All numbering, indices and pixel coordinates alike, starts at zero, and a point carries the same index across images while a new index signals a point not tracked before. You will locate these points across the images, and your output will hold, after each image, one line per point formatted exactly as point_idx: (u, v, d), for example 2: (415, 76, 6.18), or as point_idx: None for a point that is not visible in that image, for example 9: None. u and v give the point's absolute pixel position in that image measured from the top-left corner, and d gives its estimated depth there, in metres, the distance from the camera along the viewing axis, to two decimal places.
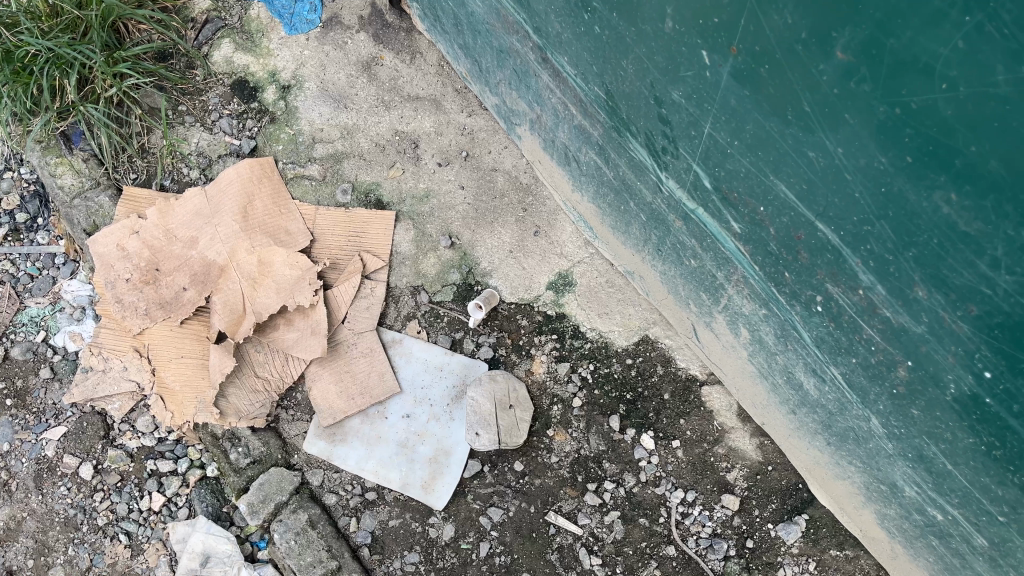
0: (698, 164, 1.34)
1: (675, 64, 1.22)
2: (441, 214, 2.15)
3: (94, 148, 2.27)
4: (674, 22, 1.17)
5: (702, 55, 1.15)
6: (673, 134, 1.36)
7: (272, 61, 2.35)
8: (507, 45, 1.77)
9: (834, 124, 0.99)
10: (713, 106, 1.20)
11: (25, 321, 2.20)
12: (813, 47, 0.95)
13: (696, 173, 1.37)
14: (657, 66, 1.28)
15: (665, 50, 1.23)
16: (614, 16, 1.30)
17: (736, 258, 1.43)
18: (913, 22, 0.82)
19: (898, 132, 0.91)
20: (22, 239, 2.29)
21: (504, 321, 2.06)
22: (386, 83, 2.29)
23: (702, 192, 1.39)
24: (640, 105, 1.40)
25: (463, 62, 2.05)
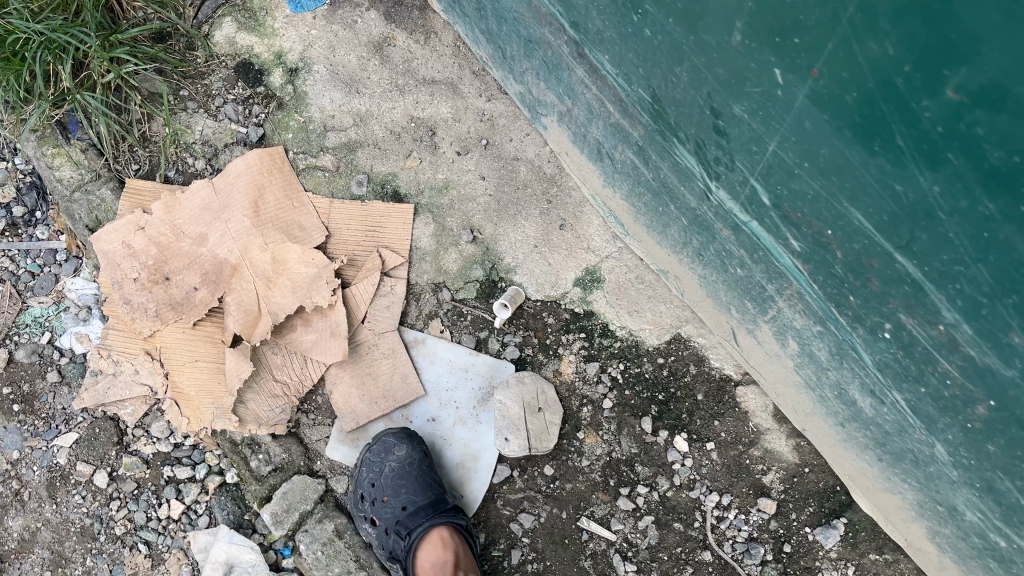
0: (756, 181, 1.26)
1: (739, 79, 1.13)
2: (462, 207, 2.06)
3: (92, 138, 2.16)
4: (742, 37, 1.07)
5: (775, 74, 1.06)
6: (730, 146, 1.27)
7: (278, 42, 2.22)
8: (536, 36, 1.66)
9: (933, 163, 0.91)
10: (781, 125, 1.11)
11: (29, 321, 2.11)
12: (917, 84, 0.86)
13: (754, 187, 1.28)
14: (717, 77, 1.18)
15: (728, 62, 1.13)
16: (668, 21, 1.20)
17: (792, 275, 1.35)
18: None
19: (1014, 180, 0.83)
20: (21, 235, 2.19)
21: (530, 319, 1.99)
22: (399, 66, 2.17)
23: (758, 207, 1.31)
24: (693, 113, 1.31)
25: (484, 47, 1.94)
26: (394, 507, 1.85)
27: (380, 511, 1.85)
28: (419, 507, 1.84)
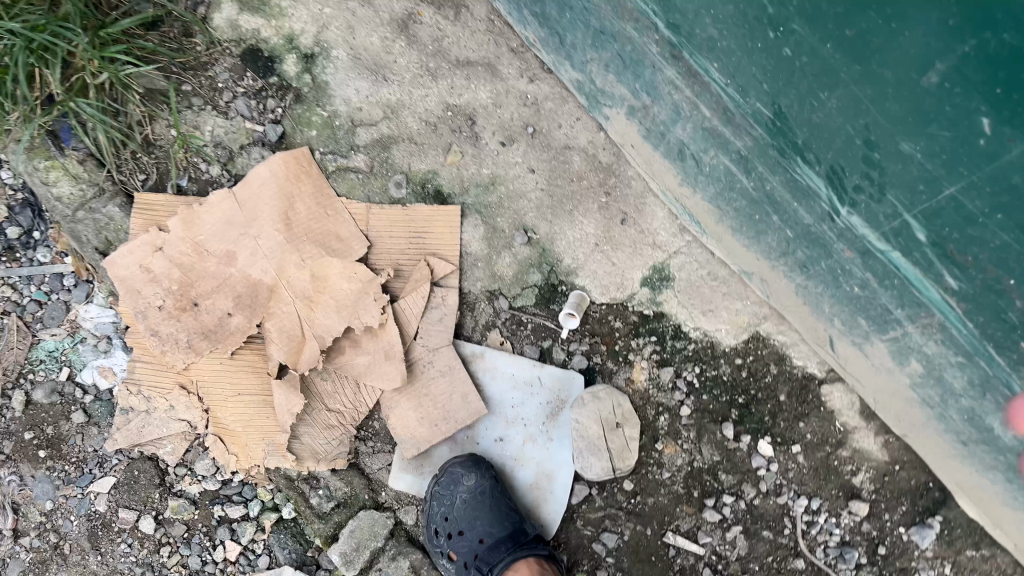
0: (912, 217, 1.12)
1: (924, 120, 0.98)
2: (513, 204, 1.89)
3: (90, 147, 1.90)
4: (944, 79, 0.92)
5: (983, 123, 0.91)
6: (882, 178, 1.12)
7: (287, 23, 1.97)
8: (613, 29, 1.47)
9: None
10: (972, 172, 0.97)
11: (43, 357, 1.92)
12: None
13: (906, 223, 1.15)
14: (886, 112, 1.02)
15: (911, 102, 0.98)
16: (825, 45, 1.04)
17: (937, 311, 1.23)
18: None
19: None
20: (19, 259, 1.96)
21: (596, 325, 1.86)
22: (429, 46, 1.96)
23: (908, 240, 1.17)
24: (835, 139, 1.15)
25: (534, 30, 1.74)
26: (470, 540, 1.76)
27: (456, 546, 1.76)
28: (497, 538, 1.75)
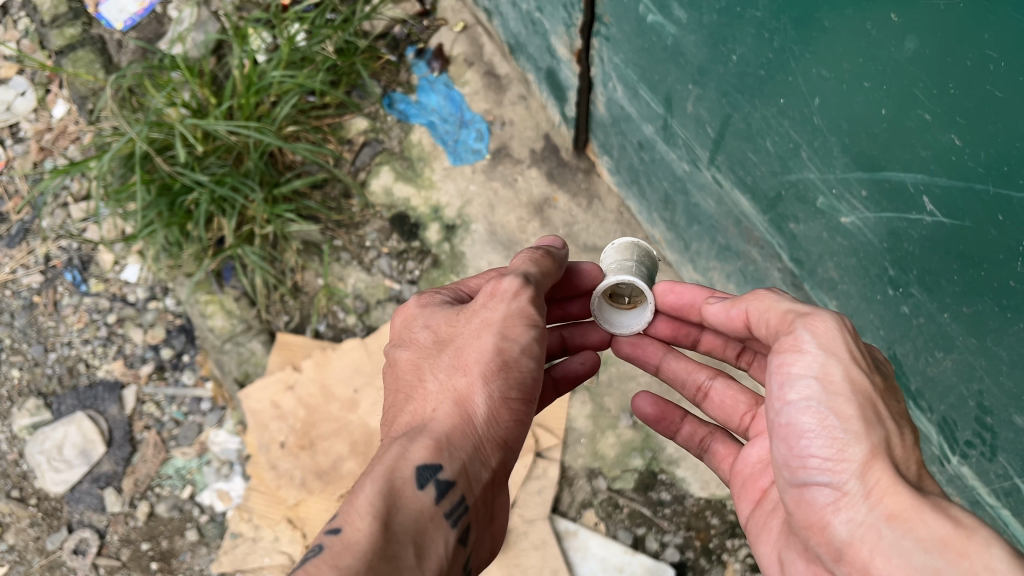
0: (1012, 375, 1.04)
1: (969, 367, 1.11)
2: (622, 386, 1.96)
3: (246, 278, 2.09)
4: (939, 308, 1.10)
5: (946, 314, 1.09)
6: (980, 299, 1.02)
7: (434, 195, 2.18)
8: (738, 248, 1.56)
9: (984, 328, 1.04)
10: (989, 382, 1.09)
11: (170, 473, 2.06)
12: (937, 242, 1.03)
13: (986, 388, 1.10)
14: (968, 346, 1.09)
15: (952, 349, 1.12)
16: (842, 87, 1.02)
17: (937, 442, 1.29)
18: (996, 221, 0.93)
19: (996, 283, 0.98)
20: (167, 379, 2.15)
21: (692, 518, 1.83)
22: (560, 229, 2.09)
23: (930, 398, 1.23)
24: (930, 254, 1.05)
25: (662, 230, 1.84)
26: None
27: None
28: None
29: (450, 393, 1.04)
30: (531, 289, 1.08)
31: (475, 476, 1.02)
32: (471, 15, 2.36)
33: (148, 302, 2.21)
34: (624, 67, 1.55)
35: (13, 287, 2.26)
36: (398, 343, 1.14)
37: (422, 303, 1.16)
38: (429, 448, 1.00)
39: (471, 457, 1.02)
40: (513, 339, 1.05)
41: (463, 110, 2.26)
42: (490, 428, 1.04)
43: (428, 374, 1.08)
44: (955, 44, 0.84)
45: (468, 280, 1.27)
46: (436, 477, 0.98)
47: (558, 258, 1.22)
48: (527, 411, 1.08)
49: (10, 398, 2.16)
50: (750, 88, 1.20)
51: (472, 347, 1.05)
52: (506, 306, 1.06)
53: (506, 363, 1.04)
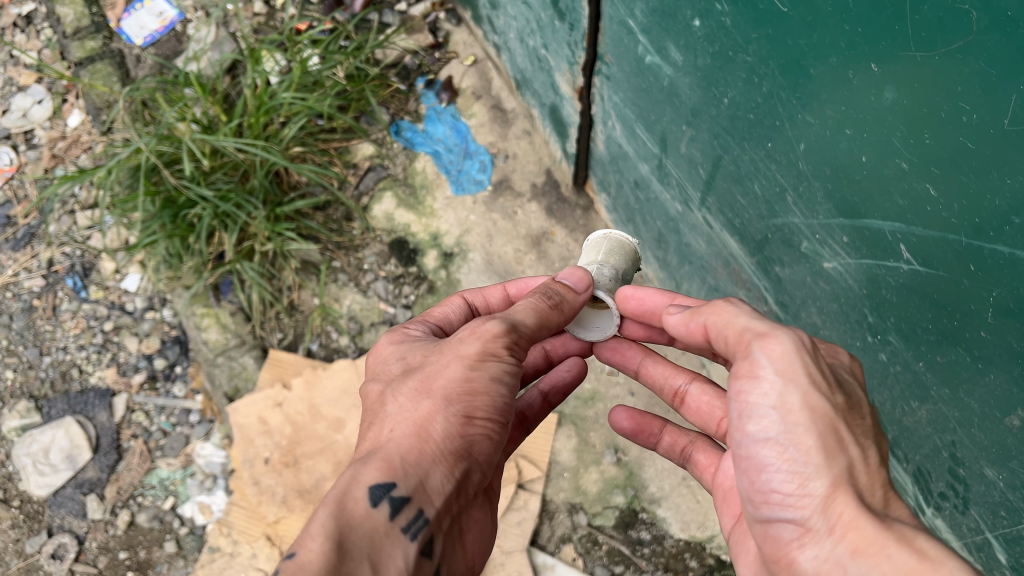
0: (983, 427, 1.05)
1: (942, 417, 1.12)
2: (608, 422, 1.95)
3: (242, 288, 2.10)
4: (914, 356, 1.11)
5: (920, 363, 1.11)
6: (953, 349, 1.03)
7: (434, 222, 2.21)
8: (726, 290, 1.57)
9: (955, 378, 1.05)
10: (961, 433, 1.10)
11: (154, 483, 2.06)
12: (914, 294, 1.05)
13: (958, 439, 1.11)
14: (940, 395, 1.10)
15: (926, 398, 1.13)
16: (826, 133, 1.05)
17: (912, 493, 1.29)
18: (968, 272, 0.94)
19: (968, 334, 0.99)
20: (158, 389, 2.17)
21: (670, 558, 1.80)
22: (556, 263, 2.11)
23: (906, 448, 1.24)
24: (907, 302, 1.07)
25: (654, 269, 1.87)
26: None
27: None
28: None
29: (411, 415, 1.02)
30: (509, 323, 1.06)
31: (436, 492, 0.99)
32: (481, 50, 2.41)
33: (145, 311, 2.24)
34: (623, 105, 1.58)
35: (14, 289, 2.29)
36: (371, 377, 1.13)
37: (397, 339, 1.16)
38: (386, 466, 0.98)
39: (432, 475, 0.99)
40: (481, 366, 1.03)
41: (468, 141, 2.30)
42: (451, 447, 1.01)
43: (392, 399, 1.06)
44: (930, 96, 0.86)
45: (432, 311, 1.27)
46: (391, 494, 0.96)
47: (569, 311, 1.15)
48: (496, 434, 1.06)
49: (2, 399, 2.17)
50: (740, 131, 1.23)
51: (440, 373, 1.04)
52: (479, 338, 1.04)
53: (473, 389, 1.02)
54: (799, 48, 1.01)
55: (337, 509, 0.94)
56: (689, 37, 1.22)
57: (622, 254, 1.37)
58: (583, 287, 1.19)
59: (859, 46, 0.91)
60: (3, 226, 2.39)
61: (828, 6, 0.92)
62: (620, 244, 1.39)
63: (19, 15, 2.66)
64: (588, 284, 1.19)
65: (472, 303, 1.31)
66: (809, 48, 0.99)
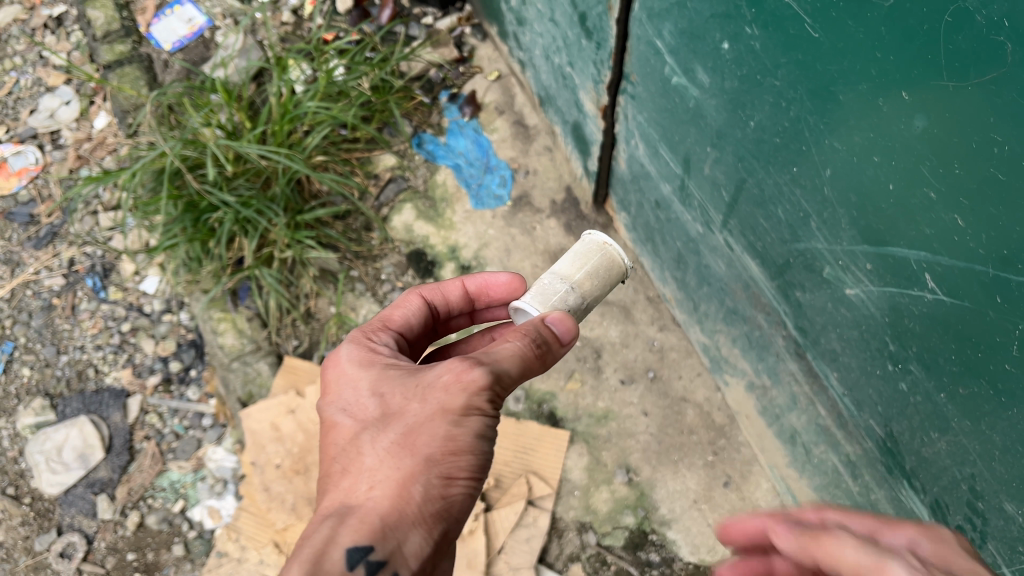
0: (1004, 460, 1.04)
1: (962, 448, 1.11)
2: (620, 441, 1.94)
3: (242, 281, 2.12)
4: (935, 386, 1.10)
5: (942, 395, 1.10)
6: (976, 381, 1.02)
7: (453, 235, 2.21)
8: (746, 314, 1.57)
9: (977, 411, 1.04)
10: (981, 465, 1.08)
11: (165, 485, 2.06)
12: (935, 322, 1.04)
13: (978, 472, 1.10)
14: (960, 426, 1.09)
15: (946, 429, 1.12)
16: (852, 159, 1.04)
17: (929, 524, 1.28)
18: (994, 304, 0.94)
19: (993, 363, 0.99)
20: (172, 392, 2.17)
21: None
22: None
23: (924, 479, 1.23)
24: (930, 332, 1.06)
25: (672, 289, 1.88)
26: None
27: None
28: None
29: (391, 472, 0.95)
30: (498, 373, 0.98)
31: (414, 558, 0.93)
32: (506, 66, 2.43)
33: (162, 314, 2.25)
34: (647, 125, 1.59)
35: (35, 288, 2.31)
36: (341, 406, 1.05)
37: (367, 364, 1.07)
38: (362, 528, 0.92)
39: (411, 540, 0.93)
40: (464, 422, 0.96)
41: (489, 155, 2.31)
42: (431, 510, 0.94)
43: (369, 447, 0.98)
44: (960, 126, 0.86)
45: (390, 313, 1.25)
46: (368, 558, 0.90)
47: (550, 364, 1.06)
48: (475, 491, 1.00)
49: (18, 396, 2.19)
50: (766, 155, 1.23)
51: (422, 428, 0.96)
52: (465, 392, 0.96)
53: (457, 449, 0.96)
54: (828, 72, 1.01)
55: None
56: (717, 60, 1.23)
57: (604, 283, 1.25)
58: (569, 340, 1.08)
59: (889, 73, 0.91)
60: (27, 224, 2.41)
61: (859, 33, 0.92)
62: (609, 269, 1.26)
63: (51, 17, 2.70)
64: (576, 339, 1.08)
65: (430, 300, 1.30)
66: (839, 75, 0.99)
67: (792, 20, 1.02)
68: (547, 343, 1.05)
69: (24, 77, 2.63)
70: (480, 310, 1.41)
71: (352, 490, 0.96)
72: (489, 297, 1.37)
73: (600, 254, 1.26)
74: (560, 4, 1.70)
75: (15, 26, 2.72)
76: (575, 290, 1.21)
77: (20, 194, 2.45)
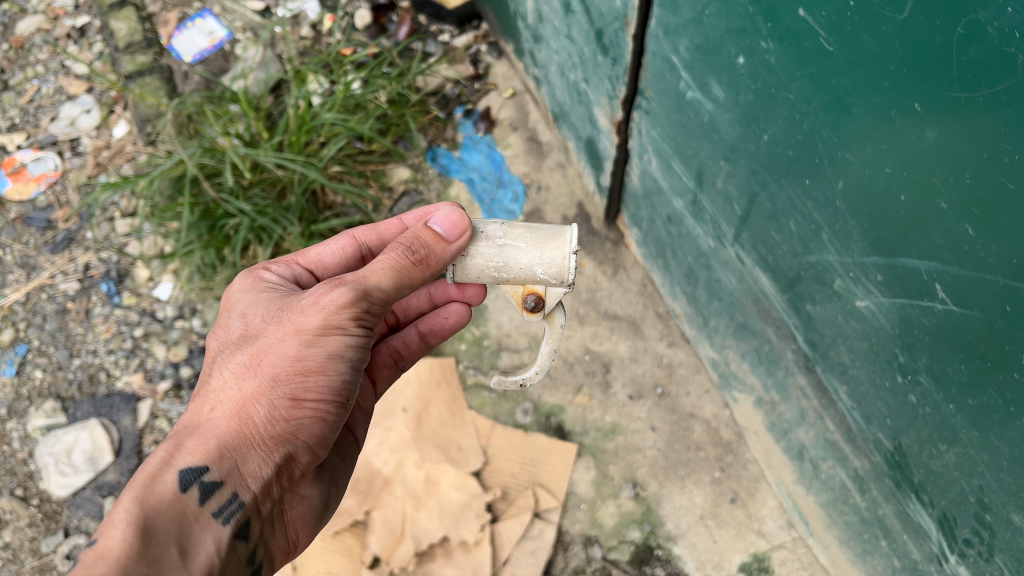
0: (1012, 471, 1.04)
1: (971, 460, 1.11)
2: (628, 456, 1.94)
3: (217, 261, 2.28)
4: (943, 396, 1.12)
5: (949, 405, 1.11)
6: (985, 391, 1.03)
7: None
8: (755, 327, 1.58)
9: (984, 421, 1.05)
10: (989, 476, 1.09)
11: None
12: (943, 332, 1.06)
13: (986, 484, 1.11)
14: (969, 438, 1.10)
15: (955, 441, 1.13)
16: (864, 171, 1.06)
17: (936, 539, 1.28)
18: (1002, 312, 0.95)
19: (999, 372, 1.00)
20: (182, 397, 2.17)
21: None
22: (583, 294, 2.14)
23: (932, 493, 1.23)
24: (939, 343, 1.07)
25: (682, 304, 1.90)
26: None
27: None
28: None
29: (236, 393, 1.08)
30: (360, 293, 1.08)
31: (253, 475, 1.06)
32: (520, 83, 2.46)
33: (175, 320, 2.27)
34: (661, 140, 1.61)
35: (50, 292, 2.34)
36: (216, 331, 1.19)
37: (248, 295, 1.21)
38: (206, 446, 1.03)
39: (250, 458, 1.06)
40: (319, 343, 1.08)
41: (502, 170, 2.34)
42: (275, 428, 1.07)
43: (222, 370, 1.11)
44: (971, 137, 0.88)
45: (311, 250, 1.38)
46: (205, 474, 1.01)
47: (435, 265, 1.12)
48: (328, 413, 1.12)
49: (29, 398, 2.20)
50: (778, 168, 1.25)
51: (273, 350, 1.09)
52: (322, 313, 1.08)
53: (307, 369, 1.08)
54: (841, 85, 1.03)
55: (142, 494, 0.97)
56: (732, 74, 1.25)
57: (531, 244, 1.13)
58: (458, 236, 1.11)
59: (903, 86, 0.93)
60: (43, 229, 2.44)
61: (873, 46, 0.95)
62: (547, 239, 1.14)
63: (74, 27, 2.75)
64: (463, 235, 1.10)
65: (363, 240, 1.39)
66: (852, 87, 1.01)
67: (807, 34, 1.04)
68: (426, 245, 1.09)
69: (45, 85, 2.68)
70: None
71: (200, 413, 1.08)
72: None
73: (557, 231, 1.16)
74: (577, 21, 1.74)
75: (39, 36, 2.76)
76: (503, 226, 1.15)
77: (38, 199, 2.49)
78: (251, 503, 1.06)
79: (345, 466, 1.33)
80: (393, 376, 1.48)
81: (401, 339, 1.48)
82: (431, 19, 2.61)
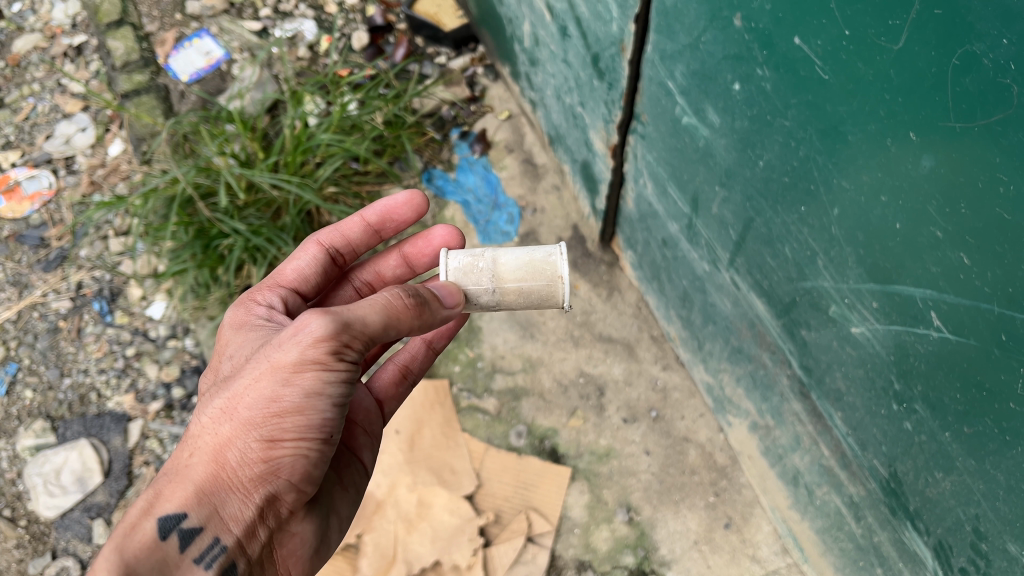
0: (1009, 500, 1.04)
1: (966, 487, 1.11)
2: (622, 480, 1.93)
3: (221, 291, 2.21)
4: (938, 423, 1.11)
5: (946, 434, 1.11)
6: (980, 420, 1.03)
7: None
8: (750, 351, 1.58)
9: (980, 449, 1.05)
10: (984, 504, 1.09)
11: None
12: (937, 360, 1.06)
13: (982, 512, 1.10)
14: (964, 465, 1.09)
15: (950, 467, 1.13)
16: (860, 198, 1.07)
17: (932, 567, 1.27)
18: (997, 340, 0.95)
19: (995, 399, 0.99)
20: (174, 418, 2.16)
21: None
22: (577, 317, 2.14)
23: (928, 520, 1.23)
24: (935, 371, 1.07)
25: (677, 327, 1.90)
26: None
27: None
28: None
29: (214, 437, 1.05)
30: (336, 328, 1.04)
31: (235, 518, 1.04)
32: (516, 106, 2.48)
33: (167, 339, 2.26)
34: (656, 164, 1.62)
35: (41, 310, 2.32)
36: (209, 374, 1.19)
37: (237, 337, 1.21)
38: (183, 493, 1.02)
39: (229, 502, 1.04)
40: (293, 382, 1.04)
41: (498, 193, 2.34)
42: (253, 471, 1.04)
43: (203, 413, 1.09)
44: (965, 166, 0.88)
45: (284, 268, 1.40)
46: (183, 524, 1.00)
47: (428, 314, 1.13)
48: (313, 450, 1.08)
49: (19, 417, 2.18)
50: (774, 193, 1.25)
51: (248, 391, 1.05)
52: (296, 351, 1.04)
53: (284, 409, 1.04)
54: (837, 112, 1.03)
55: (120, 545, 0.97)
56: (728, 100, 1.26)
57: (530, 302, 1.30)
58: (453, 304, 1.23)
59: (899, 115, 0.94)
60: (36, 247, 2.43)
61: (869, 74, 0.95)
62: (544, 299, 1.29)
63: (71, 46, 2.75)
64: (457, 308, 1.22)
65: (327, 244, 1.44)
66: (847, 115, 1.02)
67: (803, 62, 1.05)
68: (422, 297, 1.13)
69: (41, 103, 2.68)
70: (389, 236, 1.55)
71: (181, 458, 1.07)
72: (392, 221, 1.50)
73: (548, 285, 1.28)
74: (573, 45, 1.74)
75: (35, 53, 2.77)
76: (495, 295, 1.28)
77: (32, 217, 2.48)
78: (235, 546, 1.04)
79: (348, 495, 1.29)
80: (406, 391, 1.51)
81: (409, 354, 1.53)
82: (428, 40, 2.62)
